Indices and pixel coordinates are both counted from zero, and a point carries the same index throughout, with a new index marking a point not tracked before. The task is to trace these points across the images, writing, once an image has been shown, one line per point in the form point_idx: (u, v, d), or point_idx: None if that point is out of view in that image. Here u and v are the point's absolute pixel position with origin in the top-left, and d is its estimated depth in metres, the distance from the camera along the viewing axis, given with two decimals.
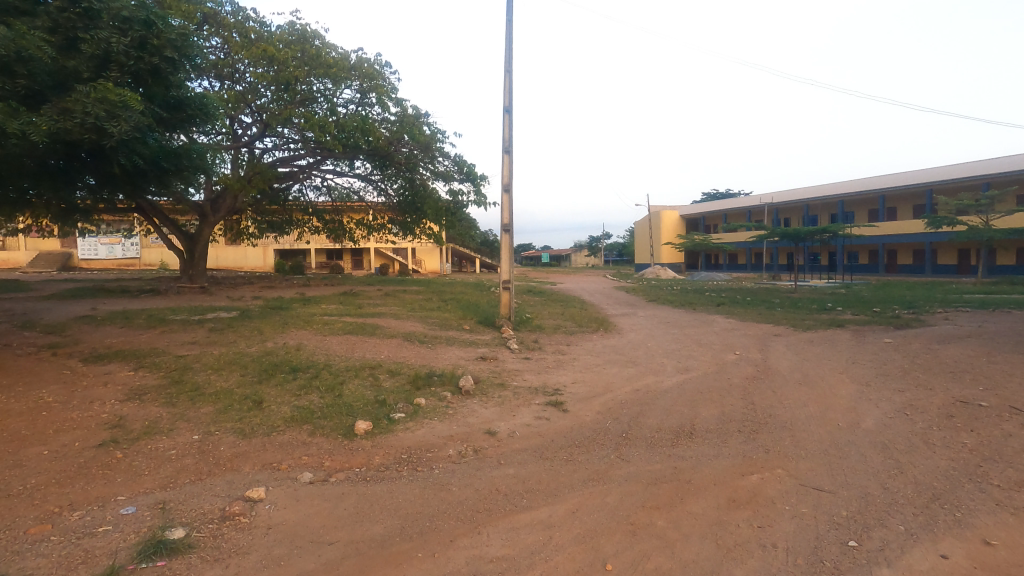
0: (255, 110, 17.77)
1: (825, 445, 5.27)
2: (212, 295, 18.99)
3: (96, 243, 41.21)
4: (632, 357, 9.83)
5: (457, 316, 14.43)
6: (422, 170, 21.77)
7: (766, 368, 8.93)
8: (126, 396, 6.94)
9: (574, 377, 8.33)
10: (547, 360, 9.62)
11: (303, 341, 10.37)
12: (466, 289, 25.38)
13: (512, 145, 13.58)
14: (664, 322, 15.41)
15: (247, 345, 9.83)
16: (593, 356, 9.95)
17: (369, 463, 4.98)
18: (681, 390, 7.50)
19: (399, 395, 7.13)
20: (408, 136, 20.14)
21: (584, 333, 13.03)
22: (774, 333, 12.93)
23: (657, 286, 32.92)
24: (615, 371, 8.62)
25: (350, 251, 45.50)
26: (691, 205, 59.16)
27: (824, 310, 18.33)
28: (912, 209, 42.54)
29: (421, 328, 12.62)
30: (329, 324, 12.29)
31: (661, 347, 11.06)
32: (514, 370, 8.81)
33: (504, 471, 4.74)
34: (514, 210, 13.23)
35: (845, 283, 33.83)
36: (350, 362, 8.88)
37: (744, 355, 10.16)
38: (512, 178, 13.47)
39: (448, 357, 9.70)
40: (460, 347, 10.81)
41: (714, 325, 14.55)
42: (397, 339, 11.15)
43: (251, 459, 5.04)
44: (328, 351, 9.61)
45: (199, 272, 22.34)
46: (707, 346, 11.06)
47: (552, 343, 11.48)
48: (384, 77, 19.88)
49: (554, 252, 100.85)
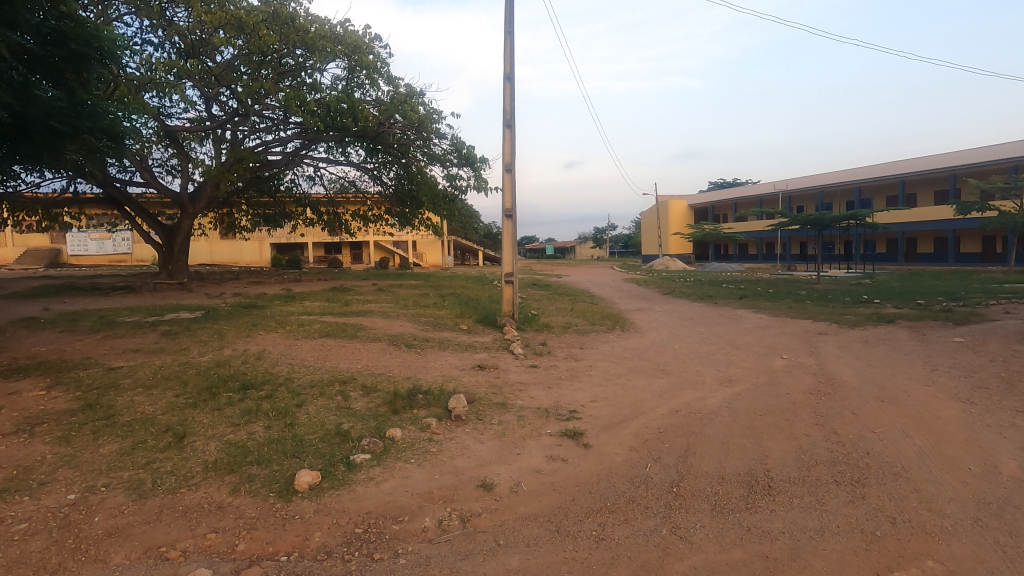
0: (217, 78, 16.06)
1: (972, 508, 3.62)
2: (190, 292, 17.43)
3: (86, 238, 39.79)
4: (661, 364, 8.16)
5: (453, 314, 12.79)
6: (418, 154, 20.04)
7: (828, 377, 7.26)
8: (13, 428, 5.33)
9: (594, 393, 6.68)
10: (559, 369, 7.98)
11: (268, 347, 8.75)
12: (466, 283, 23.72)
13: (513, 119, 11.90)
14: (686, 318, 13.70)
15: (200, 354, 8.23)
16: (614, 363, 8.30)
17: (304, 545, 3.37)
18: (733, 410, 5.90)
19: (370, 424, 5.50)
20: (400, 114, 18.36)
21: (600, 333, 11.36)
22: (818, 331, 11.24)
23: (670, 278, 31.31)
24: (645, 385, 6.99)
25: (348, 245, 43.95)
26: (700, 195, 57.42)
27: (860, 303, 16.59)
28: (934, 195, 40.57)
29: (412, 329, 11.02)
30: (305, 325, 10.67)
31: (692, 350, 9.39)
32: (521, 383, 7.16)
33: (501, 566, 3.12)
34: (517, 192, 11.56)
35: (867, 273, 32.02)
36: (316, 375, 7.28)
37: (795, 360, 8.47)
38: (513, 156, 11.78)
39: (440, 366, 8.08)
40: (456, 352, 9.18)
41: (745, 321, 12.84)
42: (381, 344, 9.53)
43: (132, 540, 3.41)
44: (294, 360, 8.01)
45: (179, 267, 20.79)
46: (746, 349, 9.38)
47: (564, 345, 9.85)
48: (373, 51, 18.24)
49: (559, 245, 99.27)
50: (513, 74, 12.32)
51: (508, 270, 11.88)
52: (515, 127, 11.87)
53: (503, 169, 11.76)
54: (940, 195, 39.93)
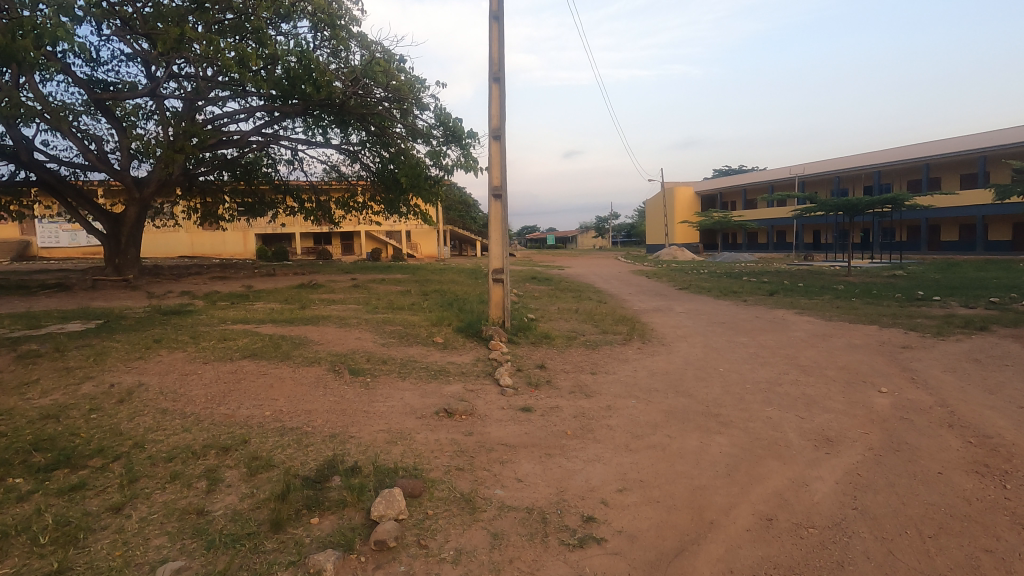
0: (139, 28, 13.52)
1: None
2: (131, 291, 14.96)
3: (57, 229, 37.23)
4: (712, 407, 5.60)
5: (428, 321, 10.19)
6: (396, 126, 17.28)
7: (980, 433, 4.70)
8: None
9: (621, 470, 4.16)
10: (563, 415, 5.41)
11: (150, 378, 6.22)
12: (458, 277, 21.25)
13: (502, 70, 9.26)
14: (718, 323, 11.15)
15: (42, 390, 5.70)
16: (643, 404, 5.72)
17: None
18: (875, 519, 3.38)
19: (213, 568, 2.95)
20: (370, 78, 15.65)
21: (615, 346, 8.80)
22: (897, 343, 8.62)
23: (682, 271, 28.56)
24: (700, 455, 4.43)
25: (338, 235, 41.38)
26: (707, 181, 54.80)
27: (917, 301, 13.97)
28: (960, 178, 37.70)
29: (371, 342, 8.53)
30: (227, 341, 8.10)
31: (746, 375, 6.83)
32: (504, 448, 4.59)
33: None
34: (508, 164, 8.97)
35: (895, 263, 29.33)
36: (191, 434, 4.71)
37: (900, 395, 5.94)
38: (502, 117, 9.14)
39: (388, 409, 5.52)
40: (421, 381, 6.58)
41: (794, 328, 10.25)
42: (319, 368, 6.95)
43: None
44: (176, 402, 5.48)
45: (129, 262, 18.29)
46: (820, 375, 6.79)
47: (570, 367, 7.29)
48: (340, 5, 15.76)
49: (560, 234, 96.46)
50: (503, 13, 9.65)
51: (496, 266, 9.34)
52: (504, 81, 9.23)
53: (490, 137, 9.13)
54: (968, 178, 37.12)
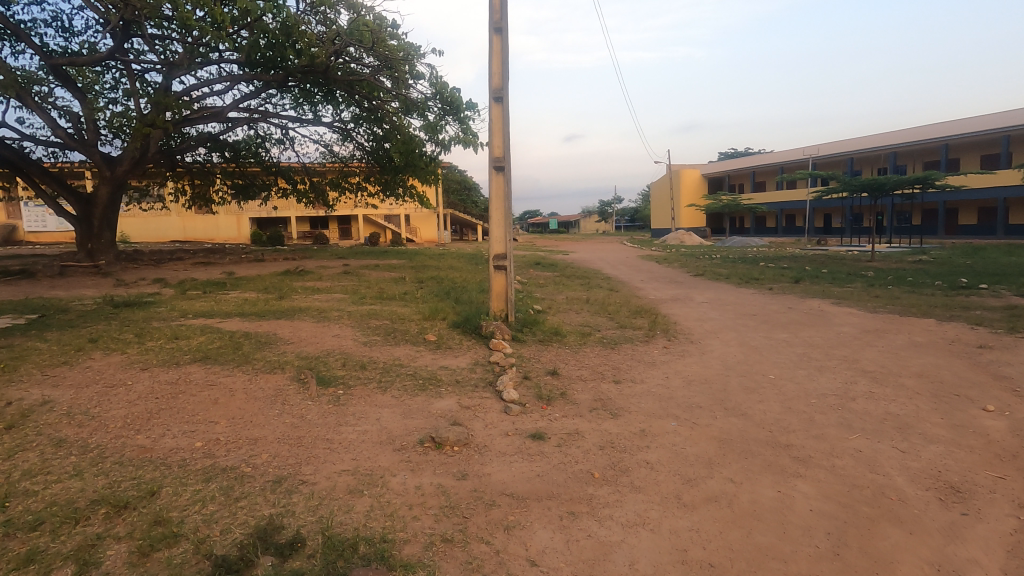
0: None
1: None
2: (98, 279, 13.69)
3: (44, 214, 35.90)
4: (778, 433, 4.32)
5: (421, 314, 8.91)
6: (389, 98, 15.77)
7: None
8: None
9: (679, 544, 2.90)
10: (587, 446, 4.13)
11: (62, 393, 4.92)
12: (458, 263, 19.92)
13: (506, 18, 7.86)
14: (750, 316, 9.84)
15: None
16: (688, 429, 4.44)
17: None
18: None
19: None
20: (356, 41, 14.09)
21: (638, 345, 7.52)
22: (971, 342, 7.31)
23: (693, 256, 27.18)
24: (785, 515, 3.15)
25: (334, 218, 39.98)
26: (715, 163, 53.12)
27: (962, 289, 12.67)
28: (981, 159, 36.07)
29: (353, 339, 7.28)
30: (179, 339, 6.83)
31: (806, 386, 5.54)
32: (510, 502, 3.33)
33: None
34: (511, 132, 7.63)
35: (918, 248, 27.89)
36: (82, 483, 3.41)
37: (1016, 415, 4.65)
38: (505, 74, 7.74)
39: (360, 439, 4.24)
40: (405, 394, 5.30)
41: (839, 322, 8.96)
42: (282, 377, 5.66)
43: None
44: (82, 429, 4.18)
45: (105, 247, 17.15)
46: (899, 385, 5.49)
47: (589, 374, 6.01)
48: None
49: (564, 219, 94.89)
50: None
51: (498, 251, 8.05)
52: (507, 32, 7.84)
53: (490, 99, 7.76)
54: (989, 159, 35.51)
